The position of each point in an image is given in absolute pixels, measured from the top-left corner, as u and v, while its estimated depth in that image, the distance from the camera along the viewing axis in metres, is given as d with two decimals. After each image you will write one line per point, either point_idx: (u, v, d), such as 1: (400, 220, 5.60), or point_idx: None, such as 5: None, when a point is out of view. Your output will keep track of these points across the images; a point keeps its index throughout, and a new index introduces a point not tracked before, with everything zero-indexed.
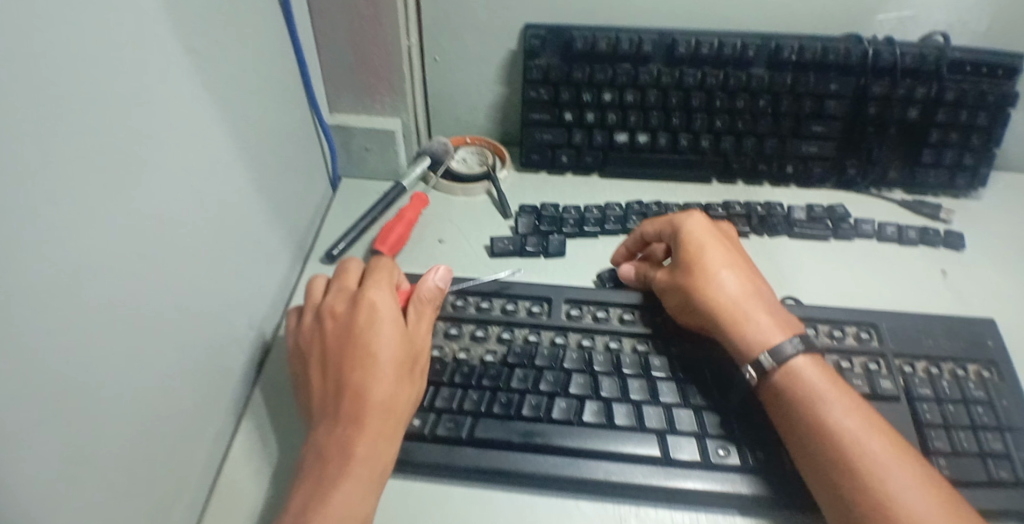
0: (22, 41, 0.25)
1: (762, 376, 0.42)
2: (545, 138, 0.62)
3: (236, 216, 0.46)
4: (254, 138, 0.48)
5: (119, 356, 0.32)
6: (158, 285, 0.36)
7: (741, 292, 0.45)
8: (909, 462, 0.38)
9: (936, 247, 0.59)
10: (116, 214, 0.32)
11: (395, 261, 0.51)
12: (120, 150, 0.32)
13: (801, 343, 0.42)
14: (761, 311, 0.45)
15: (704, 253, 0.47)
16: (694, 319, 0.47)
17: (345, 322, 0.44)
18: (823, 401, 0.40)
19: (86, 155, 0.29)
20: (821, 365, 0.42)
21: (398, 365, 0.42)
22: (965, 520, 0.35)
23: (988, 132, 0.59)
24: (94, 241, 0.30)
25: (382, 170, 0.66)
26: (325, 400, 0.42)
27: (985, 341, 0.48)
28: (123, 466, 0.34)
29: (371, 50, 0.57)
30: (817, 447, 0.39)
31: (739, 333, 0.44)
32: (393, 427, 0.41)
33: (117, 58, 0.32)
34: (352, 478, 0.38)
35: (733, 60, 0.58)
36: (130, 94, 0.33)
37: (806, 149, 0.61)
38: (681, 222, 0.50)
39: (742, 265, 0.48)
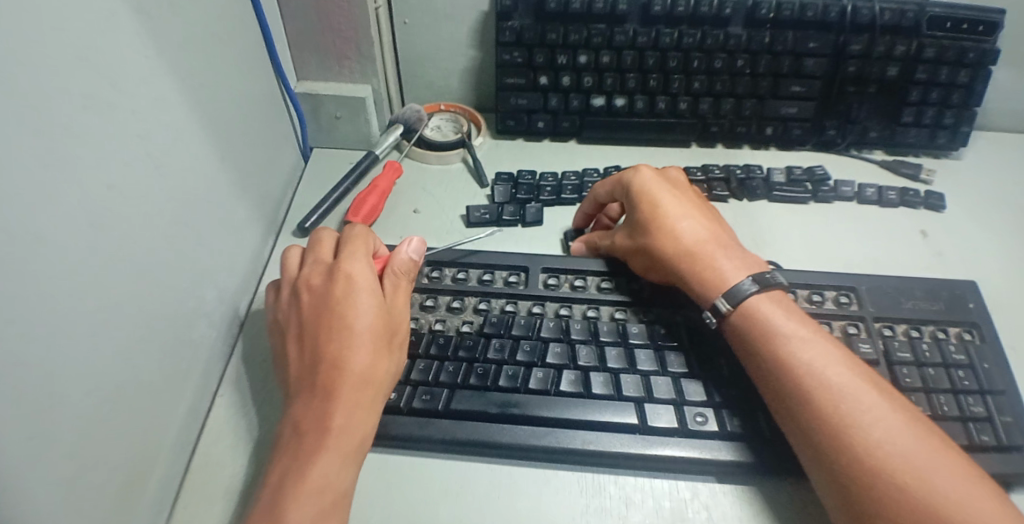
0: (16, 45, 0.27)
1: (721, 320, 0.43)
2: (521, 103, 0.60)
3: (200, 190, 0.45)
4: (216, 108, 0.46)
5: (75, 334, 0.31)
6: (115, 260, 0.34)
7: (697, 238, 0.46)
8: (866, 384, 0.38)
9: (917, 209, 0.59)
10: (62, 184, 0.30)
11: (370, 228, 0.49)
12: (63, 115, 0.30)
13: (754, 284, 0.43)
14: (718, 253, 0.45)
15: (655, 206, 0.48)
16: (660, 272, 0.47)
17: (321, 295, 0.43)
18: (777, 332, 0.41)
19: (20, 121, 0.27)
20: (776, 300, 0.43)
21: (376, 336, 0.41)
22: (924, 432, 0.36)
23: (969, 90, 0.58)
24: (38, 211, 0.28)
25: (354, 140, 0.63)
26: (302, 374, 0.41)
27: (967, 304, 0.48)
28: (87, 445, 0.33)
29: (337, 13, 0.55)
30: (774, 379, 0.40)
31: (700, 279, 0.44)
32: (371, 399, 0.40)
33: (55, 15, 0.30)
34: (329, 452, 0.37)
35: (710, 18, 0.56)
36: (72, 54, 0.31)
37: (786, 111, 0.60)
38: (630, 177, 0.50)
39: (697, 212, 0.48)
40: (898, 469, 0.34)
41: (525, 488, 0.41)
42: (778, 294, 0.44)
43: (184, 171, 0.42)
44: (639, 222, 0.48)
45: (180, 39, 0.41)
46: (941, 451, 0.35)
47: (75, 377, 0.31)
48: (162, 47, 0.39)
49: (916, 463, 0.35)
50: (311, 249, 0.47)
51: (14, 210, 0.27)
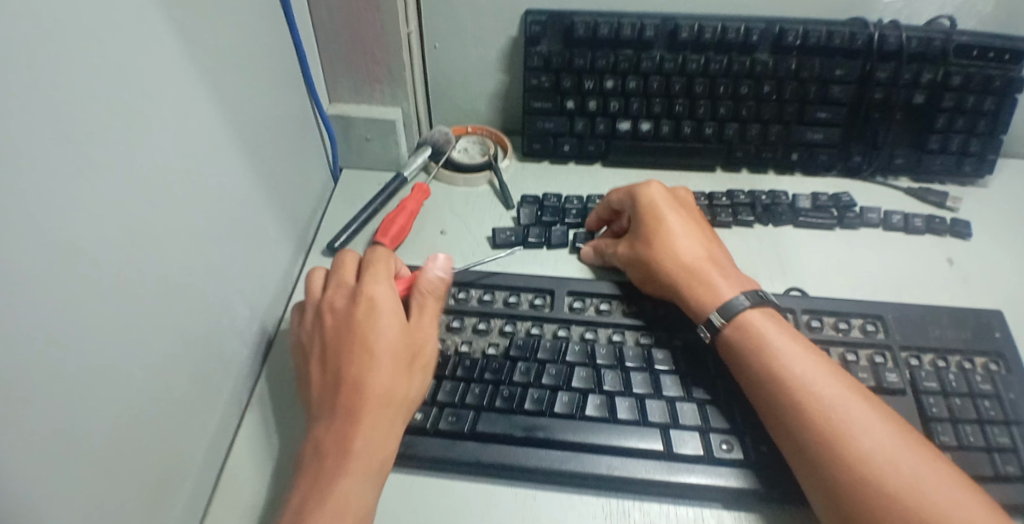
0: (66, 76, 0.28)
1: (715, 334, 0.44)
2: (547, 127, 0.61)
3: (235, 210, 0.46)
4: (251, 130, 0.47)
5: (110, 349, 0.32)
6: (150, 278, 0.35)
7: (695, 255, 0.48)
8: (856, 399, 0.39)
9: (943, 236, 0.59)
10: (101, 204, 0.31)
11: (392, 251, 0.50)
12: (102, 136, 0.31)
13: (748, 300, 0.44)
14: (714, 271, 0.47)
15: (660, 223, 0.50)
16: (654, 285, 0.49)
17: (343, 317, 0.44)
18: (770, 348, 0.42)
19: (59, 140, 0.28)
20: (769, 316, 0.44)
21: (397, 358, 0.42)
22: (917, 446, 0.37)
23: (995, 118, 0.58)
24: (80, 232, 0.30)
25: (382, 160, 0.65)
26: (324, 394, 0.42)
27: (993, 333, 0.48)
28: (120, 459, 0.33)
29: (369, 37, 0.56)
30: (768, 395, 0.41)
31: (693, 293, 0.46)
32: (392, 419, 0.41)
33: (99, 41, 0.31)
34: (349, 473, 0.38)
35: (737, 45, 0.56)
36: (113, 76, 0.32)
37: (811, 137, 0.60)
38: (640, 191, 0.52)
39: (697, 233, 0.50)
40: (890, 479, 0.35)
41: (549, 513, 0.41)
42: (771, 311, 0.45)
43: (219, 191, 0.43)
44: (642, 237, 0.50)
45: (218, 62, 0.42)
46: (930, 460, 0.36)
47: (110, 394, 0.32)
48: (202, 71, 0.40)
49: (905, 474, 0.35)
50: (335, 271, 0.48)
51: (57, 229, 0.28)
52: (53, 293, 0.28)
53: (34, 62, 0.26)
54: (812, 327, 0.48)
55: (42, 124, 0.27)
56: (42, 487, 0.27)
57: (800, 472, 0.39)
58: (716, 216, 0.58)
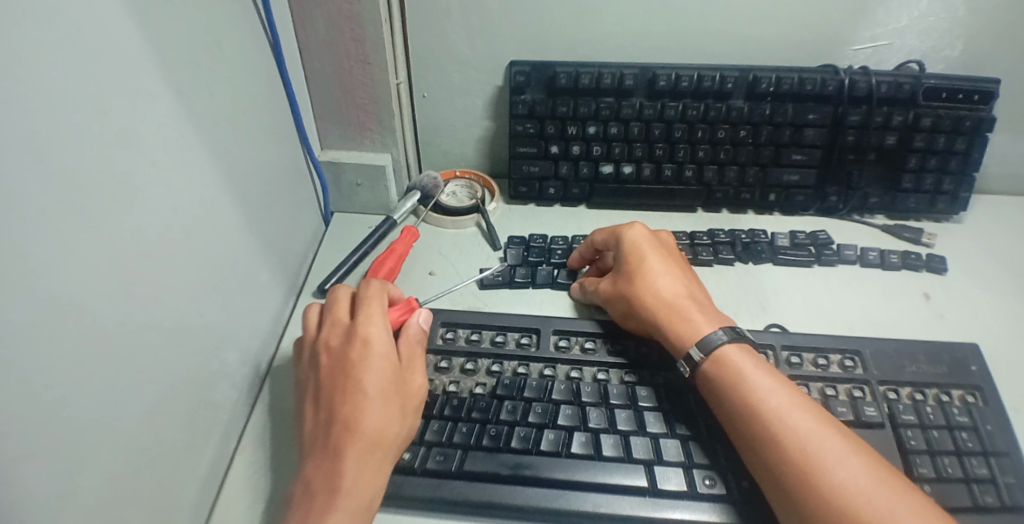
0: (64, 132, 0.30)
1: (694, 368, 0.45)
2: (533, 171, 0.64)
3: (227, 254, 0.47)
4: (244, 177, 0.49)
5: (104, 394, 0.33)
6: (143, 323, 0.37)
7: (674, 291, 0.49)
8: (832, 433, 0.40)
9: (919, 271, 0.60)
10: (98, 251, 0.33)
11: (384, 282, 0.51)
12: (102, 190, 0.33)
13: (726, 335, 0.45)
14: (693, 308, 0.48)
15: (641, 262, 0.52)
16: (636, 320, 0.50)
17: (337, 357, 0.45)
18: (747, 383, 0.42)
19: (61, 195, 0.30)
20: (748, 352, 0.45)
21: (387, 398, 0.43)
22: (891, 479, 0.38)
23: (966, 156, 0.61)
24: (77, 276, 0.31)
25: (373, 204, 0.67)
26: (315, 433, 0.43)
27: (969, 367, 0.49)
28: (108, 500, 0.34)
29: (360, 88, 0.59)
30: (745, 428, 0.41)
31: (674, 328, 0.47)
32: (381, 460, 0.42)
33: (102, 101, 0.33)
34: (341, 512, 0.38)
35: (712, 92, 0.59)
36: (114, 131, 0.34)
37: (788, 178, 0.63)
38: (624, 231, 0.54)
39: (676, 272, 0.52)
40: (864, 509, 0.36)
41: None
42: (748, 346, 0.46)
43: (211, 236, 0.45)
44: (624, 275, 0.52)
45: (214, 116, 0.45)
46: (902, 490, 0.37)
47: (100, 433, 0.33)
48: (198, 125, 0.43)
49: (879, 505, 0.36)
50: (329, 308, 0.49)
51: (56, 274, 0.30)
52: (50, 340, 0.29)
53: (35, 121, 0.28)
54: (792, 363, 0.49)
55: (47, 181, 0.29)
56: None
57: (777, 504, 0.39)
58: (697, 255, 0.60)
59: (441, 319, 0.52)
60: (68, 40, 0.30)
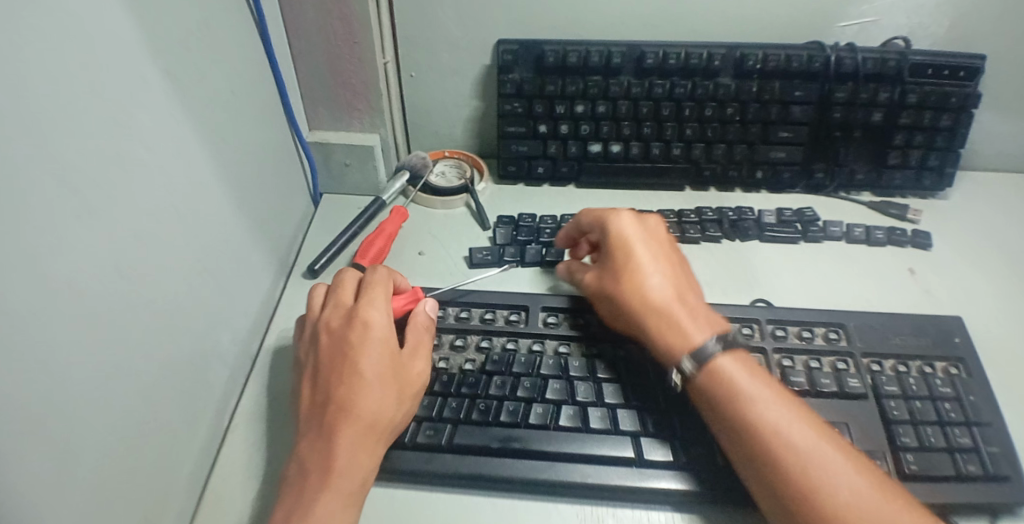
0: (55, 109, 0.30)
1: (686, 378, 0.43)
2: (522, 150, 0.64)
3: (216, 234, 0.47)
4: (233, 158, 0.49)
5: (100, 373, 0.33)
6: (136, 301, 0.37)
7: (665, 292, 0.47)
8: (832, 446, 0.39)
9: (905, 246, 0.61)
10: (88, 228, 0.33)
11: (390, 269, 0.52)
12: (92, 168, 0.33)
13: (719, 346, 0.43)
14: (685, 312, 0.46)
15: (629, 258, 0.49)
16: (624, 322, 0.48)
17: (337, 339, 0.45)
18: (745, 397, 0.41)
19: (53, 173, 0.30)
20: (742, 360, 0.43)
21: (384, 382, 0.43)
22: (893, 491, 0.37)
23: (952, 133, 0.61)
24: (69, 253, 0.31)
25: (362, 184, 0.66)
26: (312, 413, 0.43)
27: (953, 339, 0.50)
28: (105, 476, 0.34)
29: (348, 68, 0.58)
30: (745, 444, 0.40)
31: (664, 335, 0.45)
32: (376, 441, 0.42)
33: (90, 79, 0.33)
34: (331, 495, 0.39)
35: (700, 70, 0.59)
36: (101, 108, 0.34)
37: (776, 155, 0.63)
38: (610, 223, 0.51)
39: (667, 267, 0.48)
40: None
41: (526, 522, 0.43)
42: (742, 352, 0.44)
43: (201, 216, 0.45)
44: (611, 272, 0.49)
45: (202, 94, 0.44)
46: (906, 503, 0.36)
47: (95, 409, 0.33)
48: (186, 104, 0.42)
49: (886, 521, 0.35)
50: (335, 291, 0.50)
51: (49, 253, 0.30)
52: (43, 320, 0.29)
53: (24, 97, 0.28)
54: (777, 336, 0.50)
55: (39, 162, 0.29)
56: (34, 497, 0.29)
57: (766, 508, 0.39)
58: (685, 233, 0.60)
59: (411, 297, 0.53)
60: (56, 18, 0.30)
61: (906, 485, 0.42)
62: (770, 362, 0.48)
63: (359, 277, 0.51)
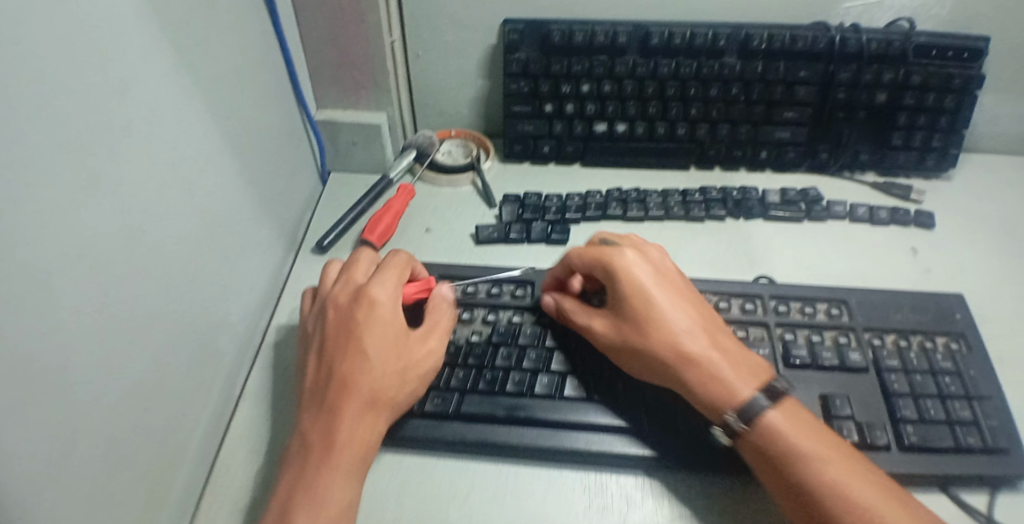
0: (69, 73, 0.31)
1: (736, 436, 0.40)
2: (527, 130, 0.64)
3: (226, 207, 0.48)
4: (242, 133, 0.50)
5: (113, 335, 0.34)
6: (146, 267, 0.37)
7: (696, 339, 0.42)
8: (901, 505, 0.36)
9: (908, 226, 0.61)
10: (101, 191, 0.33)
11: (412, 257, 0.52)
12: (105, 133, 0.34)
13: (766, 397, 0.40)
14: (723, 360, 0.42)
15: (648, 302, 0.44)
16: (656, 375, 0.43)
17: (342, 315, 0.46)
18: (802, 456, 0.38)
19: (68, 136, 0.31)
20: (793, 410, 0.40)
21: (387, 363, 0.43)
22: None
23: (955, 114, 0.61)
24: (83, 215, 0.32)
25: (369, 163, 0.67)
26: (315, 385, 0.43)
27: (954, 315, 0.50)
28: (117, 436, 0.35)
29: (355, 46, 0.59)
30: (809, 507, 0.37)
31: (707, 391, 0.41)
32: (377, 419, 0.42)
33: (103, 45, 0.33)
34: (333, 467, 0.39)
35: (705, 50, 0.59)
36: (113, 75, 0.34)
37: (780, 135, 0.63)
38: (615, 262, 0.45)
39: (686, 306, 0.44)
40: None
41: (531, 488, 0.44)
42: (791, 401, 0.41)
43: (210, 188, 0.45)
44: (629, 319, 0.44)
45: (211, 68, 0.45)
46: None
47: (108, 369, 0.34)
48: (196, 76, 0.43)
49: None
50: (346, 269, 0.50)
51: (64, 213, 0.30)
52: (58, 278, 0.30)
53: (38, 59, 0.29)
54: (779, 311, 0.50)
55: (52, 126, 0.30)
56: (51, 450, 0.30)
57: None
58: (689, 212, 0.61)
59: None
60: None
61: (905, 455, 0.43)
62: (772, 336, 0.49)
63: (374, 256, 0.52)
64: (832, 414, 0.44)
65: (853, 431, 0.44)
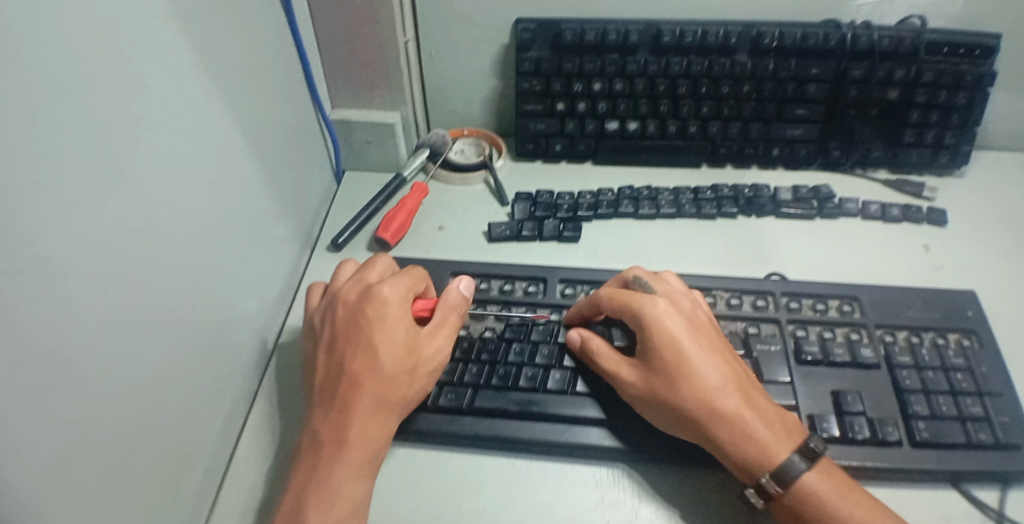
0: (95, 73, 0.32)
1: (769, 498, 0.39)
2: (539, 128, 0.65)
3: (244, 204, 0.49)
4: (259, 131, 0.51)
5: (137, 328, 0.35)
6: (167, 263, 0.38)
7: (732, 398, 0.41)
8: None
9: (920, 223, 0.61)
10: (125, 188, 0.34)
11: (424, 270, 0.51)
12: (128, 131, 0.34)
13: (802, 458, 0.39)
14: (756, 418, 0.40)
15: (680, 357, 0.42)
16: (685, 429, 0.42)
17: (353, 311, 0.46)
18: (837, 521, 0.37)
19: (93, 134, 0.32)
20: (828, 472, 0.39)
21: (397, 360, 0.44)
22: None
23: (967, 111, 0.61)
24: (108, 211, 0.33)
25: (383, 162, 0.68)
26: (325, 381, 0.44)
27: (966, 312, 0.50)
28: (142, 427, 0.36)
29: (369, 46, 0.60)
30: None
31: (740, 450, 0.40)
32: (387, 416, 0.43)
33: (126, 46, 0.34)
34: (345, 464, 0.40)
35: (716, 48, 0.60)
36: (136, 75, 0.35)
37: (791, 133, 0.63)
38: (647, 313, 0.44)
39: (718, 358, 0.42)
40: None
41: (544, 482, 0.45)
42: (825, 461, 0.40)
43: (229, 186, 0.46)
44: (660, 372, 0.42)
45: (229, 68, 0.46)
46: None
47: (134, 361, 0.35)
48: (215, 76, 0.44)
49: None
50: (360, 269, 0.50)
51: (91, 209, 0.31)
52: (86, 271, 0.31)
53: (66, 59, 0.30)
54: (791, 308, 0.50)
55: (78, 124, 0.31)
56: (80, 437, 0.30)
57: None
58: (700, 209, 0.61)
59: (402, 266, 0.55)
60: None
61: (916, 451, 0.43)
62: (784, 332, 0.49)
63: (391, 264, 0.52)
64: (843, 410, 0.45)
65: (864, 427, 0.44)
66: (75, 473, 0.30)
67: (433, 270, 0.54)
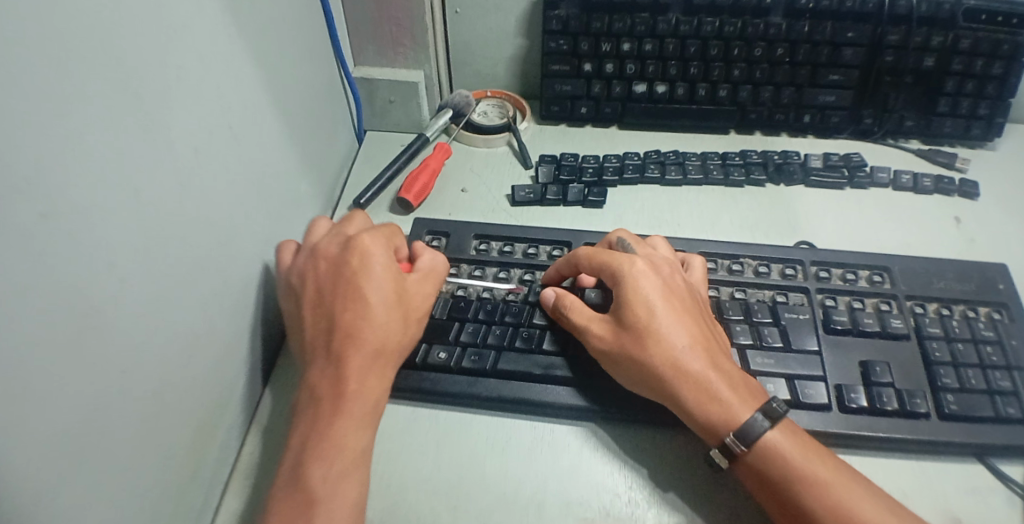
0: (124, 20, 0.31)
1: (734, 458, 0.39)
2: (565, 90, 0.63)
3: (269, 161, 0.48)
4: (283, 86, 0.50)
5: (165, 284, 0.35)
6: (195, 219, 0.38)
7: (697, 358, 0.41)
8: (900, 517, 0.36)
9: (951, 196, 0.60)
10: (152, 141, 0.33)
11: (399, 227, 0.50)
12: (154, 82, 0.33)
13: (766, 418, 0.39)
14: (722, 379, 0.40)
15: (651, 316, 0.42)
16: (650, 388, 0.42)
17: (338, 263, 0.45)
18: (803, 476, 0.37)
19: (120, 83, 0.31)
20: (792, 431, 0.39)
21: (389, 316, 0.43)
22: None
23: (1004, 82, 0.59)
24: (134, 163, 0.32)
25: (404, 122, 0.67)
26: (319, 338, 0.43)
27: (997, 286, 0.50)
28: (172, 383, 0.36)
29: (393, 1, 0.58)
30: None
31: (703, 410, 0.40)
32: (382, 371, 0.42)
33: None
34: (346, 417, 0.39)
35: (751, 8, 0.58)
36: (164, 23, 0.34)
37: (824, 99, 0.62)
38: (624, 272, 0.44)
39: (688, 320, 0.42)
40: None
41: (567, 446, 0.45)
42: (788, 421, 0.40)
43: (255, 142, 0.45)
44: (630, 330, 0.42)
45: (255, 18, 0.44)
46: None
47: (162, 318, 0.35)
48: (241, 27, 0.42)
49: None
50: (340, 224, 0.49)
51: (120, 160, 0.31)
52: (116, 225, 0.30)
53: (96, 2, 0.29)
54: (820, 277, 0.50)
55: (107, 68, 0.30)
56: (109, 392, 0.30)
57: None
58: (728, 176, 0.60)
59: (426, 227, 0.54)
60: None
61: (943, 423, 0.43)
62: (813, 301, 0.49)
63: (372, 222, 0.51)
64: (872, 380, 0.44)
65: (892, 398, 0.44)
66: (101, 430, 0.30)
67: (456, 232, 0.54)
